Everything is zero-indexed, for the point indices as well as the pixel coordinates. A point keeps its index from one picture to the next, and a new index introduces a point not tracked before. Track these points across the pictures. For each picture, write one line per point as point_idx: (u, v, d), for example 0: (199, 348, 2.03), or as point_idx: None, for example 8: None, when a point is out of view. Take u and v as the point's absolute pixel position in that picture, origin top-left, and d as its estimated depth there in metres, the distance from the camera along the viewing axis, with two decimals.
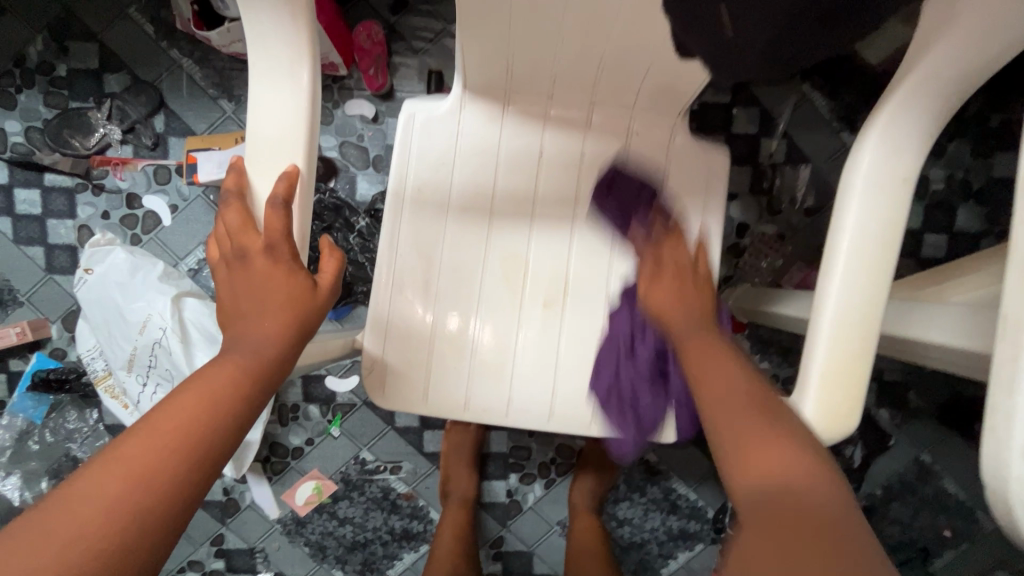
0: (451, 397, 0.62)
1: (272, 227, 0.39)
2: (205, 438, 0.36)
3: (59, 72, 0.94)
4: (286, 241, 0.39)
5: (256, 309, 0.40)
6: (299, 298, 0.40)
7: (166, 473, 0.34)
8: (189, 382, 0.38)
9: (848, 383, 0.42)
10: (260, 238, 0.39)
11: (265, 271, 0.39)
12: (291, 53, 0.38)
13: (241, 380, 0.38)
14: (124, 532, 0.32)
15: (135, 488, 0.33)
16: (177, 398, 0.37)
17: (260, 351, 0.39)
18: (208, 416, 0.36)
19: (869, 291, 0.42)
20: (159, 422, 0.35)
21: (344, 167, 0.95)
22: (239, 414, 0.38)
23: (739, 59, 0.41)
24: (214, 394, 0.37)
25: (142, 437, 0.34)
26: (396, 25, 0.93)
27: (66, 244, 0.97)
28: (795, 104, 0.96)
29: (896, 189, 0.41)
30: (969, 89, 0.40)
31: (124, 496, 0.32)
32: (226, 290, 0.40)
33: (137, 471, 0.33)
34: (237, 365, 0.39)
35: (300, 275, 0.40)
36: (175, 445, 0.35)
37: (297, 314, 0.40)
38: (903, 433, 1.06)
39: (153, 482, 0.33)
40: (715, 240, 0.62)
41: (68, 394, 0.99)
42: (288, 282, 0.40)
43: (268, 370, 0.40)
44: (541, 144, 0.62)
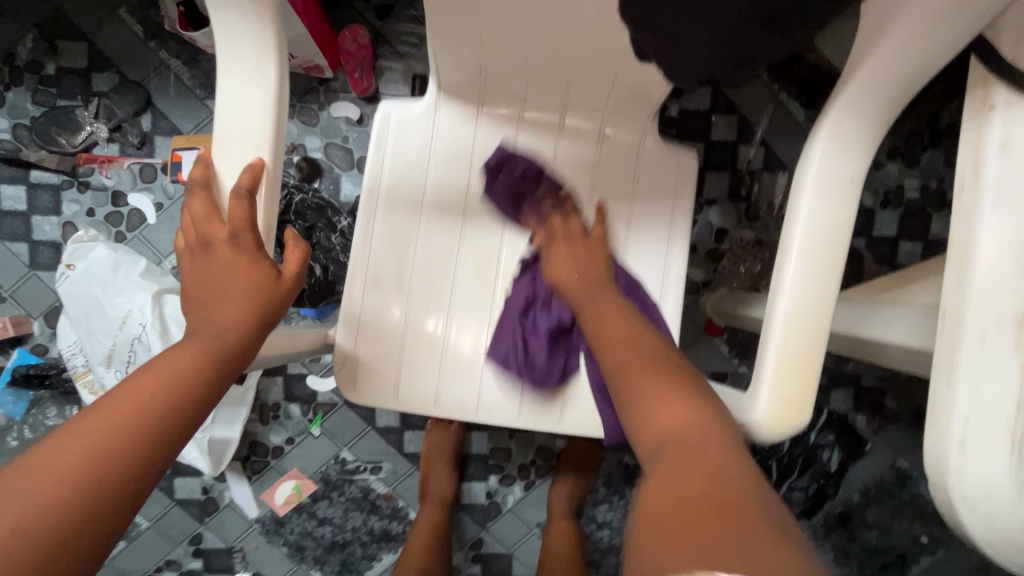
0: (422, 393, 0.63)
1: (235, 217, 0.40)
2: (162, 420, 0.37)
3: (48, 70, 0.95)
4: (250, 231, 0.40)
5: (219, 297, 0.41)
6: (262, 287, 0.41)
7: (120, 453, 0.34)
8: (150, 363, 0.39)
9: (799, 379, 0.43)
10: (224, 227, 0.40)
11: (229, 260, 0.40)
12: (257, 49, 0.39)
13: (201, 365, 0.39)
14: (74, 505, 0.32)
15: (87, 467, 0.33)
16: (137, 378, 0.37)
17: (222, 338, 0.40)
18: (166, 399, 0.37)
19: (819, 287, 0.43)
20: (114, 405, 0.36)
21: (329, 168, 0.96)
22: (198, 398, 0.39)
23: (693, 60, 0.42)
24: (175, 376, 0.38)
25: (97, 418, 0.35)
26: (382, 29, 0.95)
27: (49, 241, 0.98)
28: (773, 112, 0.98)
29: (844, 189, 0.42)
30: (912, 93, 0.41)
31: (77, 470, 0.33)
32: (191, 278, 0.41)
33: (90, 450, 0.34)
34: (200, 349, 0.39)
35: (263, 265, 0.41)
36: (132, 423, 0.35)
37: (261, 303, 0.41)
38: (880, 439, 1.07)
39: (107, 459, 0.34)
40: (683, 242, 0.63)
41: (48, 390, 0.99)
42: (250, 271, 0.41)
43: (229, 355, 0.40)
44: (514, 145, 0.63)
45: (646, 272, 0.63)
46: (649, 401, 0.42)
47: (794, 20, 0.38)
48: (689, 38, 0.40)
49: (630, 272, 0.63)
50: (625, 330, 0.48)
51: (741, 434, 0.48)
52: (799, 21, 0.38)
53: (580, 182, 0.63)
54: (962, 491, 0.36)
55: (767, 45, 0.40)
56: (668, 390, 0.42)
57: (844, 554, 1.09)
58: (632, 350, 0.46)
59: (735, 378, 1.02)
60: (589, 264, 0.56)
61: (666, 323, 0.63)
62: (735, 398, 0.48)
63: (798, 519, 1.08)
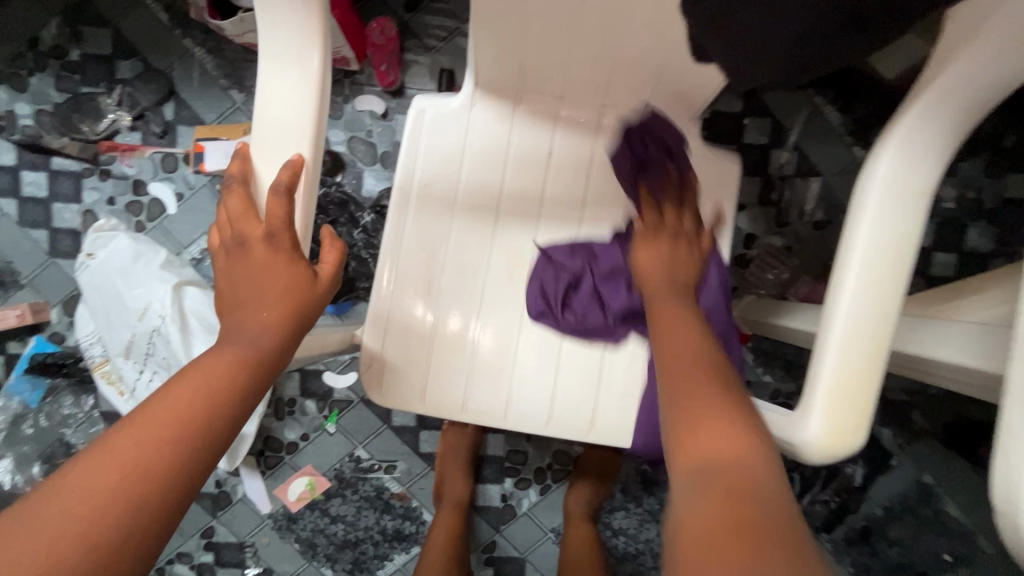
0: (449, 396, 0.61)
1: (273, 215, 0.38)
2: (200, 429, 0.35)
3: (72, 56, 0.94)
4: (287, 230, 0.39)
5: (254, 299, 0.39)
6: (298, 289, 0.40)
7: (160, 464, 0.33)
8: (186, 371, 0.37)
9: (855, 400, 0.41)
10: (259, 225, 0.38)
11: (267, 260, 0.39)
12: (301, 40, 0.38)
13: (239, 370, 0.38)
14: (116, 522, 0.31)
15: (127, 480, 0.32)
16: (173, 387, 0.36)
17: (258, 343, 0.39)
18: (204, 407, 0.36)
19: (880, 304, 0.41)
20: (153, 413, 0.34)
21: (352, 163, 0.94)
22: (233, 408, 0.37)
23: (755, 61, 0.40)
24: (212, 384, 0.37)
25: (136, 428, 0.34)
26: (410, 22, 0.93)
27: (70, 228, 0.97)
28: (807, 116, 0.95)
29: (911, 202, 0.40)
30: (990, 102, 0.39)
31: (113, 486, 0.32)
32: (226, 279, 0.40)
33: (130, 461, 0.33)
34: (236, 356, 0.38)
35: (300, 266, 0.40)
36: (168, 436, 0.34)
37: (297, 306, 0.40)
38: (906, 454, 1.04)
39: (146, 471, 0.33)
40: (723, 249, 0.61)
41: (65, 379, 0.98)
42: (287, 273, 0.39)
43: (265, 360, 0.39)
44: (550, 144, 0.61)
45: None
46: (694, 413, 0.41)
47: (870, 22, 0.36)
48: (755, 39, 0.38)
49: None
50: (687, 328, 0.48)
51: (788, 454, 0.46)
52: (876, 22, 0.36)
53: (617, 185, 0.61)
54: None
55: (837, 48, 0.38)
56: (714, 439, 0.39)
57: (863, 570, 1.07)
58: (688, 353, 0.46)
59: (760, 388, 0.99)
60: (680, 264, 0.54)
61: None
62: (782, 416, 0.46)
63: (818, 533, 1.06)
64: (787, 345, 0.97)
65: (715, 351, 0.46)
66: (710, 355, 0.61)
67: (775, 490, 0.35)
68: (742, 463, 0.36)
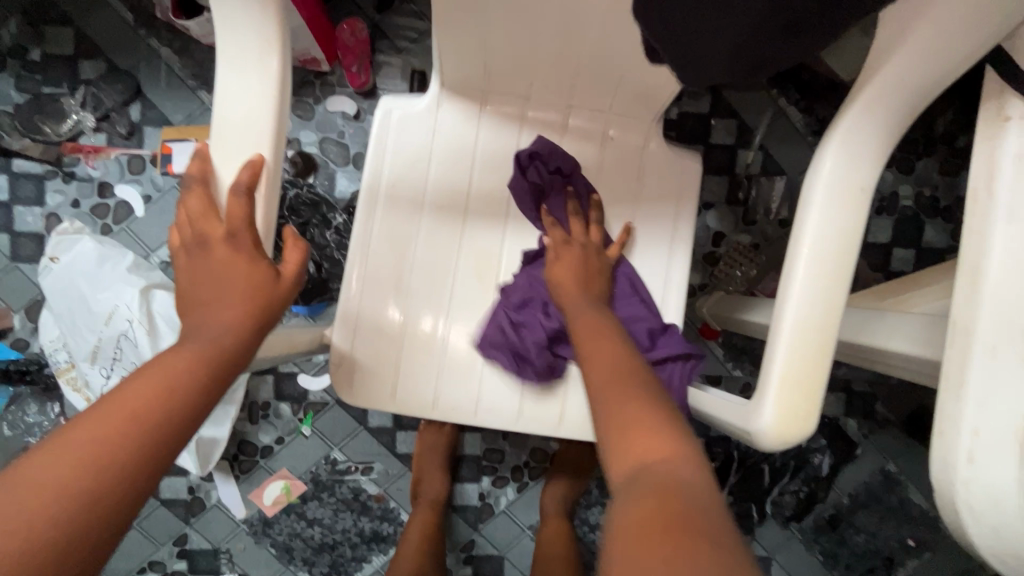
0: (419, 394, 0.61)
1: (234, 214, 0.38)
2: (159, 426, 0.35)
3: (33, 56, 0.92)
4: (248, 230, 0.39)
5: (217, 298, 0.39)
6: (261, 288, 0.40)
7: (117, 461, 0.33)
8: (144, 368, 0.37)
9: (806, 388, 0.43)
10: (221, 225, 0.39)
11: (227, 259, 0.39)
12: (260, 41, 0.38)
13: (199, 368, 0.38)
14: (70, 519, 0.31)
15: (82, 478, 0.32)
16: (131, 383, 0.36)
17: (220, 340, 0.39)
18: (164, 404, 0.36)
19: (828, 296, 0.42)
20: (110, 410, 0.34)
21: (324, 164, 0.94)
22: (193, 404, 0.37)
23: (706, 63, 0.42)
24: (170, 380, 0.36)
25: (92, 426, 0.34)
26: (380, 23, 0.93)
27: (32, 232, 0.95)
28: (771, 117, 0.98)
29: (854, 198, 0.42)
30: (925, 103, 0.41)
31: (65, 484, 0.31)
32: (187, 277, 0.40)
33: (85, 459, 0.32)
34: (195, 352, 0.38)
35: (263, 265, 0.40)
36: (124, 432, 0.34)
37: (260, 304, 0.40)
38: (871, 443, 1.08)
39: (102, 468, 0.33)
40: (686, 246, 0.63)
41: (28, 387, 0.96)
42: (249, 271, 0.39)
43: (228, 357, 0.39)
44: (517, 144, 0.62)
45: (648, 276, 0.63)
46: (624, 428, 0.41)
47: (811, 29, 0.37)
48: (703, 43, 0.40)
49: None
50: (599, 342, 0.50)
51: (745, 442, 0.47)
52: (817, 28, 0.37)
53: (583, 184, 0.62)
54: (968, 503, 0.36)
55: (782, 51, 0.40)
56: (636, 417, 0.42)
57: (832, 557, 1.10)
58: (592, 320, 0.52)
59: (730, 382, 1.02)
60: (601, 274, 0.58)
61: None
62: (739, 405, 0.48)
63: (788, 522, 1.08)
64: (756, 339, 0.99)
65: (635, 361, 0.48)
66: None
67: (704, 486, 0.36)
68: (668, 463, 0.37)
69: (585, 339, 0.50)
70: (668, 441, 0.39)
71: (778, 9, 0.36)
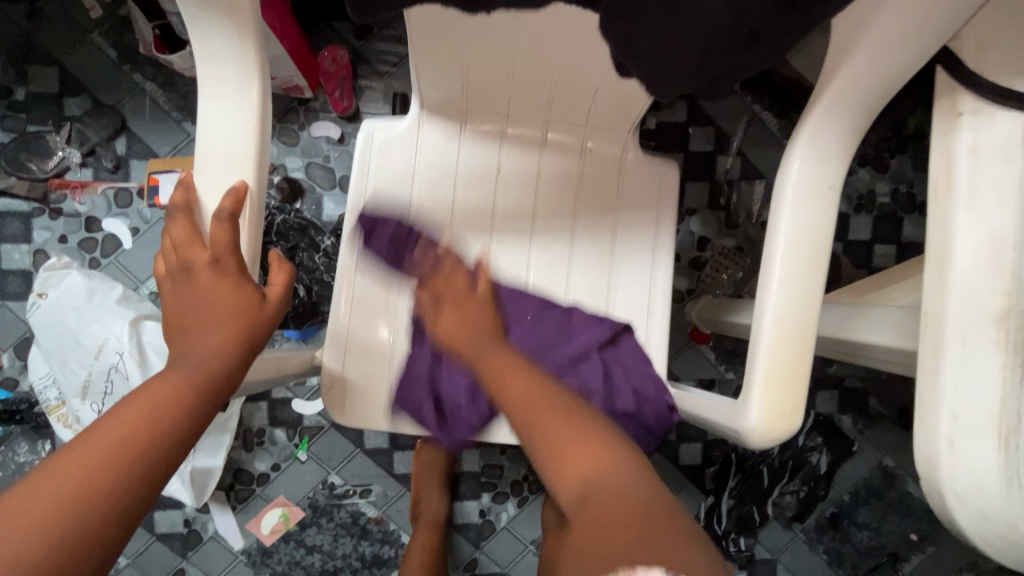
0: (413, 412, 0.62)
1: (218, 240, 0.39)
2: (146, 454, 0.35)
3: (17, 96, 0.93)
4: (231, 254, 0.39)
5: (203, 322, 0.40)
6: (246, 309, 0.40)
7: (102, 492, 0.33)
8: (127, 399, 0.37)
9: (790, 384, 0.44)
10: (204, 251, 0.39)
11: (212, 284, 0.39)
12: (238, 70, 0.39)
13: (186, 394, 0.38)
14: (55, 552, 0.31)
15: (67, 509, 0.32)
16: (117, 411, 0.36)
17: (207, 365, 0.39)
18: (151, 430, 0.36)
19: (804, 293, 0.44)
20: (96, 439, 0.34)
21: (310, 188, 0.95)
22: (180, 430, 0.37)
23: (673, 74, 0.43)
24: (158, 410, 0.37)
25: (77, 456, 0.34)
26: (361, 49, 0.95)
27: (20, 269, 0.95)
28: (747, 123, 1.01)
29: (823, 197, 0.43)
30: (884, 103, 0.43)
31: (50, 522, 0.31)
32: (172, 303, 0.40)
33: (69, 491, 0.32)
34: (183, 378, 0.38)
35: (247, 287, 0.40)
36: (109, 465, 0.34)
37: (246, 325, 0.40)
38: (866, 439, 1.09)
39: (87, 501, 0.32)
40: (669, 252, 0.64)
41: (18, 425, 0.95)
42: (233, 294, 0.40)
43: (215, 381, 0.39)
44: (498, 160, 0.63)
45: (633, 283, 0.64)
46: (556, 450, 0.44)
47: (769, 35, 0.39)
48: (670, 53, 0.41)
49: (617, 283, 0.64)
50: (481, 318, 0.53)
51: (735, 441, 0.48)
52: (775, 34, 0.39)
53: (565, 196, 0.64)
54: (953, 487, 0.37)
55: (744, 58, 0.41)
56: (590, 456, 0.43)
57: (836, 555, 1.10)
58: (465, 332, 0.52)
59: (723, 385, 1.03)
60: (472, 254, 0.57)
61: (655, 332, 0.64)
62: (727, 405, 0.49)
63: (790, 522, 1.08)
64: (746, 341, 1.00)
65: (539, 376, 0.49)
66: (664, 352, 0.64)
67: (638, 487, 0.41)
68: (601, 472, 0.42)
69: (476, 352, 0.51)
70: (598, 450, 0.44)
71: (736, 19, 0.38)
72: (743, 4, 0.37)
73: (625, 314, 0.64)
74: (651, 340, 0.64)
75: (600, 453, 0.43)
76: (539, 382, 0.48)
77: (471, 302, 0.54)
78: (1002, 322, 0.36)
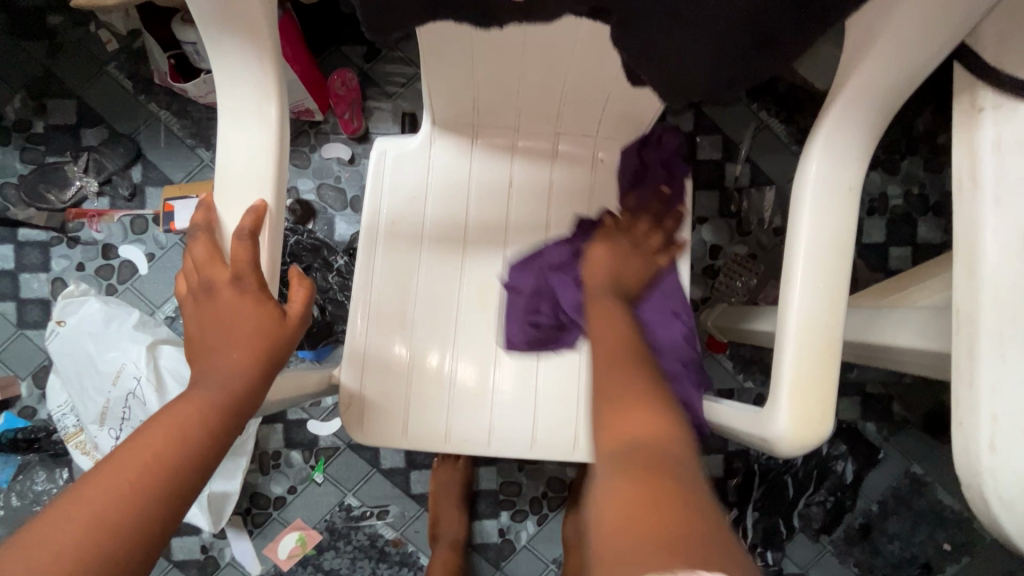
0: (432, 429, 0.61)
1: (238, 258, 0.39)
2: (172, 475, 0.35)
3: (37, 129, 0.95)
4: (253, 272, 0.40)
5: (226, 341, 0.40)
6: (268, 328, 0.40)
7: (127, 517, 0.33)
8: (151, 422, 0.37)
9: (819, 389, 0.43)
10: (226, 269, 0.39)
11: (233, 302, 0.39)
12: (258, 93, 0.40)
13: (210, 415, 0.38)
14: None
15: (93, 536, 0.32)
16: (141, 433, 0.36)
17: (230, 386, 0.39)
18: (177, 452, 0.36)
19: (829, 295, 0.43)
20: (120, 461, 0.34)
21: (322, 210, 0.96)
22: (203, 450, 0.37)
23: (684, 81, 0.44)
24: (181, 435, 0.36)
25: (100, 479, 0.33)
26: (370, 71, 0.97)
27: (38, 298, 0.96)
28: (754, 130, 1.01)
29: (843, 198, 0.43)
30: (900, 100, 0.42)
31: (66, 551, 0.31)
32: (194, 322, 0.40)
33: (93, 516, 0.32)
34: (206, 399, 0.38)
35: (269, 305, 0.40)
36: (132, 493, 0.34)
37: (267, 344, 0.40)
38: (893, 446, 1.06)
39: (112, 526, 0.32)
40: (684, 260, 0.63)
41: (36, 454, 0.95)
42: (255, 312, 0.40)
43: (238, 401, 0.39)
44: (510, 174, 0.64)
45: None
46: (615, 409, 0.45)
47: (780, 42, 0.39)
48: (681, 59, 0.41)
49: None
50: (617, 348, 0.50)
51: (763, 450, 0.47)
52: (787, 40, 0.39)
53: (578, 207, 0.64)
54: (997, 493, 0.35)
55: (755, 64, 0.41)
56: (647, 426, 0.43)
57: (868, 569, 1.07)
58: (609, 278, 0.58)
59: (743, 394, 1.01)
60: (630, 268, 0.60)
61: None
62: (753, 413, 0.48)
63: (818, 535, 1.05)
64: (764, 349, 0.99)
65: (638, 353, 0.50)
66: None
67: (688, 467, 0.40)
68: (652, 442, 0.41)
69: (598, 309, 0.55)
70: (660, 432, 0.42)
71: (747, 26, 0.38)
72: (754, 10, 0.37)
73: None
74: None
75: (657, 425, 0.43)
76: (636, 354, 0.50)
77: (623, 263, 0.60)
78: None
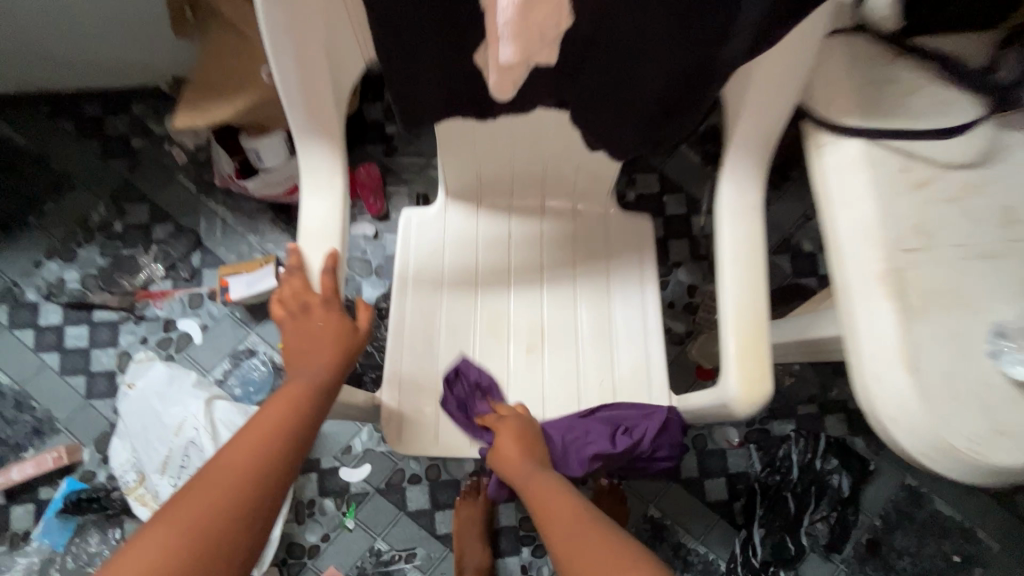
0: (459, 436, 0.74)
1: (326, 287, 0.55)
2: (292, 431, 0.52)
3: (116, 228, 1.15)
4: (336, 296, 0.56)
5: (315, 346, 0.55)
6: (346, 335, 0.56)
7: (267, 456, 0.49)
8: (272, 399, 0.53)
9: (757, 357, 0.56)
10: (317, 296, 0.55)
11: (322, 317, 0.55)
12: (331, 173, 0.57)
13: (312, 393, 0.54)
14: (242, 494, 0.47)
15: (249, 467, 0.48)
16: (268, 404, 0.53)
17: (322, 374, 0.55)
18: (293, 415, 0.52)
19: (752, 286, 0.57)
20: (258, 423, 0.51)
21: (351, 277, 1.13)
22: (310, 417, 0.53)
23: (621, 140, 0.60)
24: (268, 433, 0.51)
25: (249, 434, 0.50)
26: (389, 164, 1.18)
27: (105, 370, 1.11)
28: (712, 187, 1.20)
29: (752, 214, 0.58)
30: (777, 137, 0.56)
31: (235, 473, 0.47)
32: (292, 335, 0.56)
33: (248, 454, 0.49)
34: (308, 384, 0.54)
35: (344, 320, 0.56)
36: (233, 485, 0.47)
37: (345, 347, 0.56)
38: (884, 459, 1.13)
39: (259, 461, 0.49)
40: (654, 285, 0.79)
41: (94, 515, 1.04)
42: (337, 325, 0.56)
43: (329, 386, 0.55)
44: (509, 228, 0.80)
45: (629, 312, 0.78)
46: (588, 566, 0.52)
47: (685, 114, 0.54)
48: (617, 125, 0.58)
49: (615, 314, 0.78)
50: (562, 524, 0.57)
51: (725, 417, 0.59)
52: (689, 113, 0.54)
53: (564, 249, 0.80)
54: (886, 410, 0.47)
55: (671, 129, 0.56)
56: (611, 564, 0.51)
57: None
58: (522, 454, 0.67)
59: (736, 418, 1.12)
60: (527, 428, 0.69)
61: (654, 351, 0.76)
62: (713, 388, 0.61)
63: (830, 554, 1.09)
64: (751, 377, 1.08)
65: (581, 504, 0.59)
66: (663, 367, 0.76)
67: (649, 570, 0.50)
68: (625, 572, 0.50)
69: (524, 479, 0.64)
70: (625, 559, 0.51)
71: (659, 105, 0.53)
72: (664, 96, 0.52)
73: (626, 339, 0.77)
74: (651, 357, 0.76)
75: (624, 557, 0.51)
76: (572, 498, 0.59)
77: (526, 438, 0.68)
78: (881, 279, 0.48)
